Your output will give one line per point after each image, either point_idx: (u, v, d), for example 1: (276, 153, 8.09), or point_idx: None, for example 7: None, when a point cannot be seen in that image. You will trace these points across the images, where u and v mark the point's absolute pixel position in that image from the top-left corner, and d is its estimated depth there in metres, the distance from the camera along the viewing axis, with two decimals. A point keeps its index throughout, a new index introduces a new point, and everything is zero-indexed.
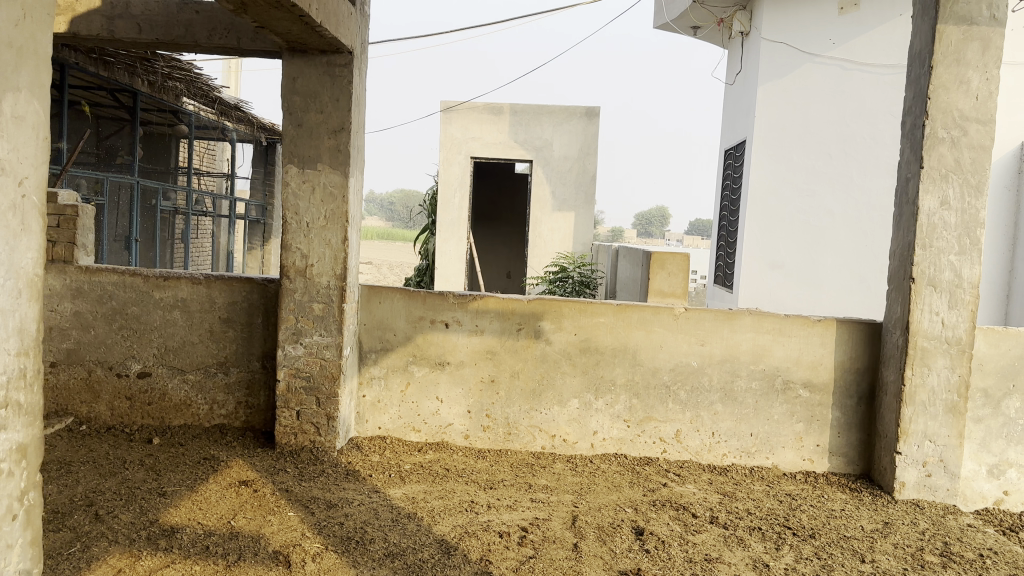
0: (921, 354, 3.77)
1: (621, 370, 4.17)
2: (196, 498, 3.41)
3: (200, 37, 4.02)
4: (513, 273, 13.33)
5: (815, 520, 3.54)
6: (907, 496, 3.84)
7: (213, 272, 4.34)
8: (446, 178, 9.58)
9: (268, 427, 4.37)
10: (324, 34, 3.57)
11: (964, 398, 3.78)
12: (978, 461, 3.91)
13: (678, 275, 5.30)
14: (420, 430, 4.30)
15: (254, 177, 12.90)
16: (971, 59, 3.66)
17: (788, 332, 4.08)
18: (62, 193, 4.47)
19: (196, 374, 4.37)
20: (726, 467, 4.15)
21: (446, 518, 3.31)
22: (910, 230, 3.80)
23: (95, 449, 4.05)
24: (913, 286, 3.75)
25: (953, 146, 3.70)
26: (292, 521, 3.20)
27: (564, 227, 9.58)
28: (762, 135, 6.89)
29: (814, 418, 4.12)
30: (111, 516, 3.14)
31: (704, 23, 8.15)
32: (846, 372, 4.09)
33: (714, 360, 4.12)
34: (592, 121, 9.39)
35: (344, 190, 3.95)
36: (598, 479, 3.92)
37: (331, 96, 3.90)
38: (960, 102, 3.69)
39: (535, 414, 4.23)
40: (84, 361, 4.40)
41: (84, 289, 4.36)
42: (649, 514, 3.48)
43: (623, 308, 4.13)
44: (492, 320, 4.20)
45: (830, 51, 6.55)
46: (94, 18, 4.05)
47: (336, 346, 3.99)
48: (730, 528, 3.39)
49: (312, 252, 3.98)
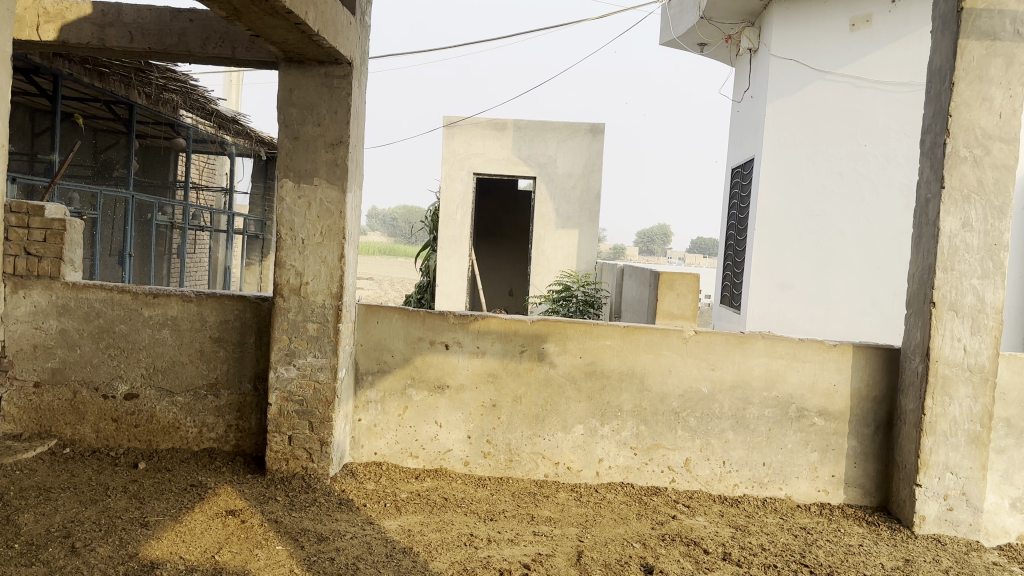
0: (942, 383, 3.60)
1: (628, 395, 4.00)
2: (180, 529, 3.23)
3: (194, 47, 3.90)
4: (515, 290, 13.20)
5: (832, 556, 3.36)
6: (928, 532, 3.65)
7: (205, 289, 4.17)
8: (448, 194, 9.44)
9: (259, 452, 4.19)
10: (322, 44, 3.43)
11: (987, 429, 3.60)
12: (1001, 493, 3.72)
13: (687, 297, 5.15)
14: (418, 456, 4.12)
15: (253, 192, 12.80)
16: (995, 76, 3.52)
17: (802, 357, 3.91)
18: (50, 205, 4.23)
19: (185, 397, 4.20)
20: (737, 498, 3.97)
21: (444, 554, 3.12)
22: (930, 252, 3.64)
23: (77, 475, 3.87)
24: (933, 310, 3.59)
25: (976, 165, 3.56)
26: (280, 556, 3.02)
27: (568, 244, 9.42)
28: (772, 153, 6.85)
29: (829, 448, 3.94)
30: (88, 549, 2.96)
31: (710, 39, 8.07)
32: (862, 400, 3.92)
33: (725, 386, 3.95)
34: (596, 138, 9.27)
35: (341, 207, 3.80)
36: (604, 511, 3.73)
37: (329, 109, 3.77)
38: (983, 120, 3.55)
39: (538, 440, 4.06)
40: (70, 382, 4.23)
41: (70, 306, 4.21)
42: (658, 550, 3.29)
43: (631, 330, 3.96)
44: (494, 342, 4.03)
45: (840, 68, 6.44)
46: (85, 27, 3.93)
47: (330, 369, 3.82)
48: (743, 566, 3.20)
49: (307, 270, 3.82)
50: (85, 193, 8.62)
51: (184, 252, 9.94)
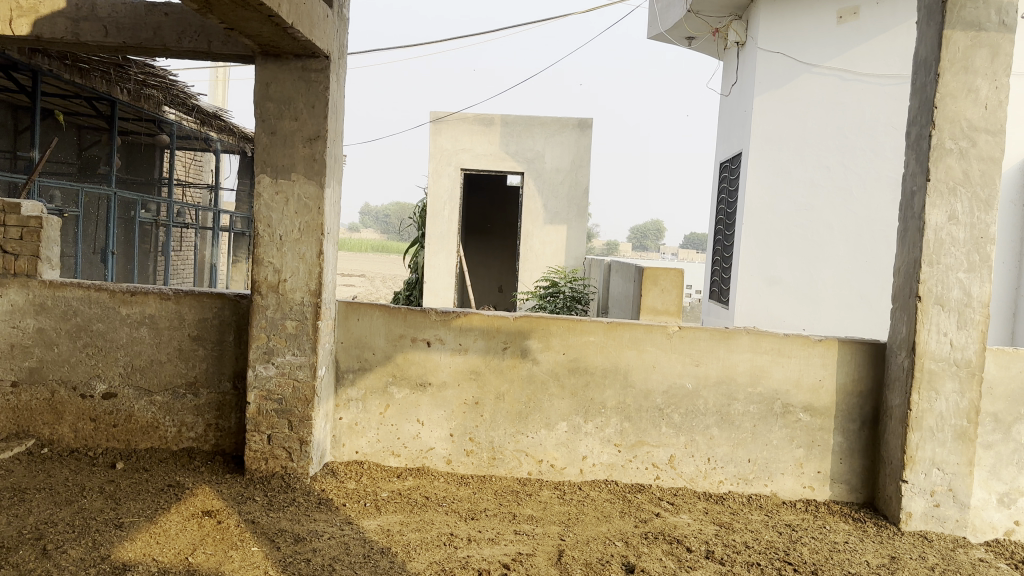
0: (928, 378, 3.56)
1: (612, 392, 3.95)
2: (155, 531, 3.17)
3: (170, 41, 3.83)
4: (505, 286, 13.16)
5: (817, 554, 3.32)
6: (914, 528, 3.62)
7: (182, 287, 4.11)
8: (436, 190, 9.39)
9: (238, 452, 4.14)
10: (297, 37, 3.37)
11: (973, 424, 3.57)
12: (988, 489, 3.70)
13: (672, 292, 5.11)
14: (399, 455, 4.07)
15: (241, 190, 12.71)
16: (980, 67, 3.48)
17: (787, 352, 3.87)
18: (27, 203, 4.13)
19: (163, 396, 4.14)
20: (722, 495, 3.93)
21: (422, 554, 3.07)
22: (916, 245, 3.60)
23: (54, 475, 3.81)
24: (919, 304, 3.55)
25: (962, 157, 3.52)
26: (255, 557, 2.97)
27: (556, 240, 9.38)
28: (760, 146, 6.76)
29: (815, 444, 3.90)
30: (59, 551, 2.90)
31: (698, 33, 8.03)
32: (848, 396, 3.88)
33: (710, 382, 3.91)
34: (585, 133, 9.22)
35: (319, 202, 3.74)
36: (587, 509, 3.69)
37: (306, 102, 3.71)
38: (969, 111, 3.51)
39: (521, 438, 4.01)
40: (47, 381, 4.17)
41: (47, 304, 4.14)
42: (640, 549, 3.25)
43: (614, 326, 3.92)
44: (476, 339, 3.98)
45: (828, 60, 6.41)
46: (58, 21, 3.85)
47: (309, 367, 3.77)
48: (727, 564, 3.16)
49: (285, 267, 3.76)
50: (68, 191, 8.53)
51: (170, 249, 9.85)
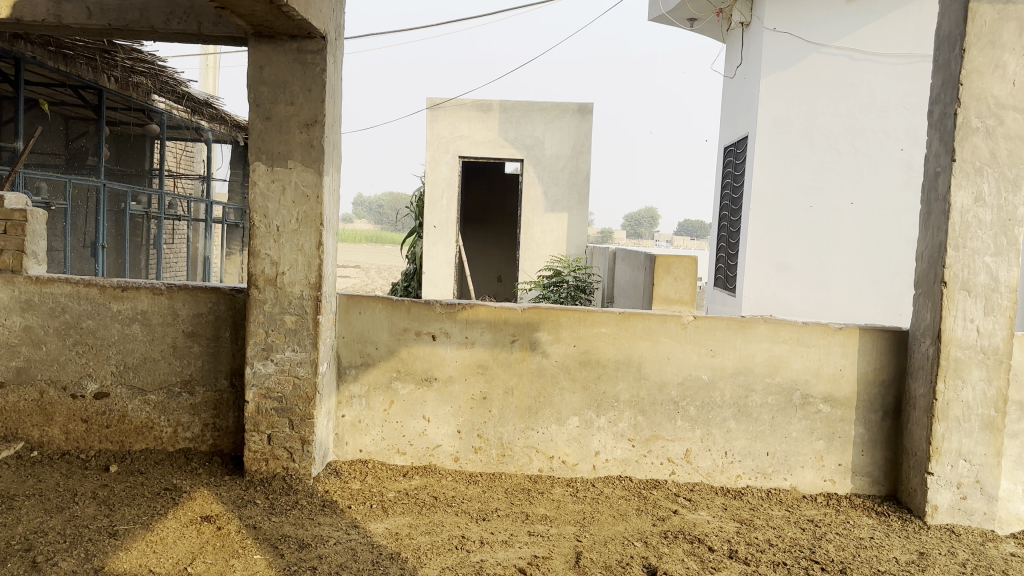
0: (954, 366, 3.43)
1: (624, 385, 3.81)
2: (152, 538, 3.02)
3: (157, 22, 3.63)
4: (503, 277, 13.07)
5: (843, 551, 3.19)
6: (940, 522, 3.49)
7: (175, 281, 3.93)
8: (434, 178, 9.19)
9: (237, 452, 3.98)
10: (293, 15, 3.18)
11: (1001, 413, 3.45)
12: (1014, 479, 3.57)
13: (684, 280, 4.99)
14: (405, 452, 3.92)
15: (233, 179, 12.49)
16: (1007, 41, 3.33)
17: (806, 341, 3.73)
18: (11, 195, 4.04)
19: (158, 395, 3.98)
20: (740, 490, 3.80)
21: (433, 559, 2.93)
22: (940, 229, 3.46)
23: (44, 480, 3.64)
24: (944, 291, 3.41)
25: (988, 137, 3.37)
26: (258, 565, 2.82)
27: (557, 228, 9.22)
28: (767, 129, 6.53)
29: (835, 435, 3.77)
30: (50, 564, 2.74)
31: (701, 14, 7.84)
32: (870, 385, 3.75)
33: (726, 373, 3.77)
34: (585, 118, 9.05)
35: (317, 191, 3.56)
36: (602, 507, 3.55)
37: (302, 86, 3.53)
38: (996, 88, 3.36)
39: (531, 433, 3.87)
40: (35, 381, 4.00)
41: (34, 301, 3.96)
42: (660, 550, 3.11)
43: (626, 316, 3.77)
44: (483, 332, 3.83)
45: (837, 40, 6.29)
46: (39, 2, 3.65)
47: (310, 363, 3.60)
48: (751, 564, 3.02)
49: (283, 259, 3.60)
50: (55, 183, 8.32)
51: (162, 243, 9.63)
